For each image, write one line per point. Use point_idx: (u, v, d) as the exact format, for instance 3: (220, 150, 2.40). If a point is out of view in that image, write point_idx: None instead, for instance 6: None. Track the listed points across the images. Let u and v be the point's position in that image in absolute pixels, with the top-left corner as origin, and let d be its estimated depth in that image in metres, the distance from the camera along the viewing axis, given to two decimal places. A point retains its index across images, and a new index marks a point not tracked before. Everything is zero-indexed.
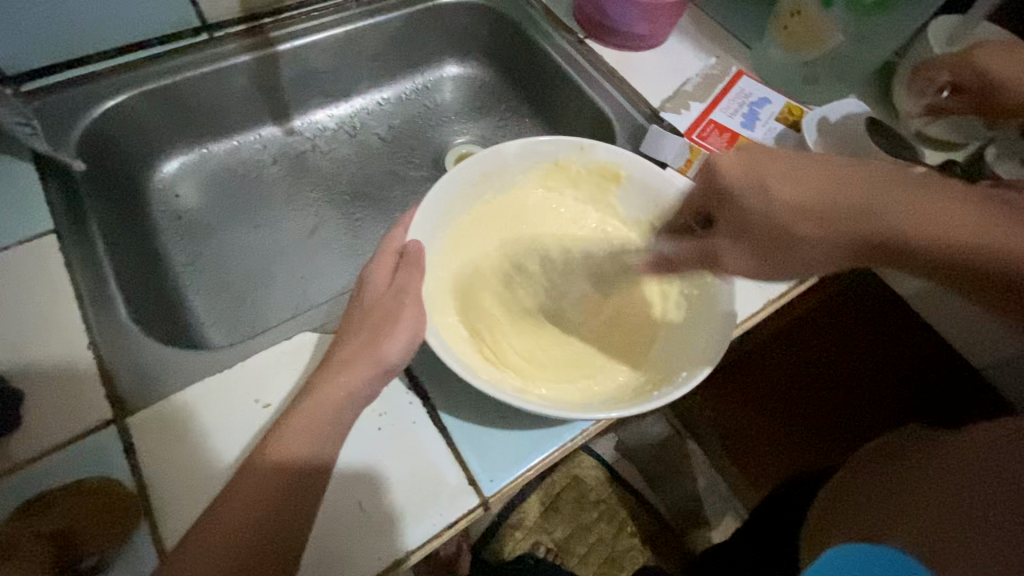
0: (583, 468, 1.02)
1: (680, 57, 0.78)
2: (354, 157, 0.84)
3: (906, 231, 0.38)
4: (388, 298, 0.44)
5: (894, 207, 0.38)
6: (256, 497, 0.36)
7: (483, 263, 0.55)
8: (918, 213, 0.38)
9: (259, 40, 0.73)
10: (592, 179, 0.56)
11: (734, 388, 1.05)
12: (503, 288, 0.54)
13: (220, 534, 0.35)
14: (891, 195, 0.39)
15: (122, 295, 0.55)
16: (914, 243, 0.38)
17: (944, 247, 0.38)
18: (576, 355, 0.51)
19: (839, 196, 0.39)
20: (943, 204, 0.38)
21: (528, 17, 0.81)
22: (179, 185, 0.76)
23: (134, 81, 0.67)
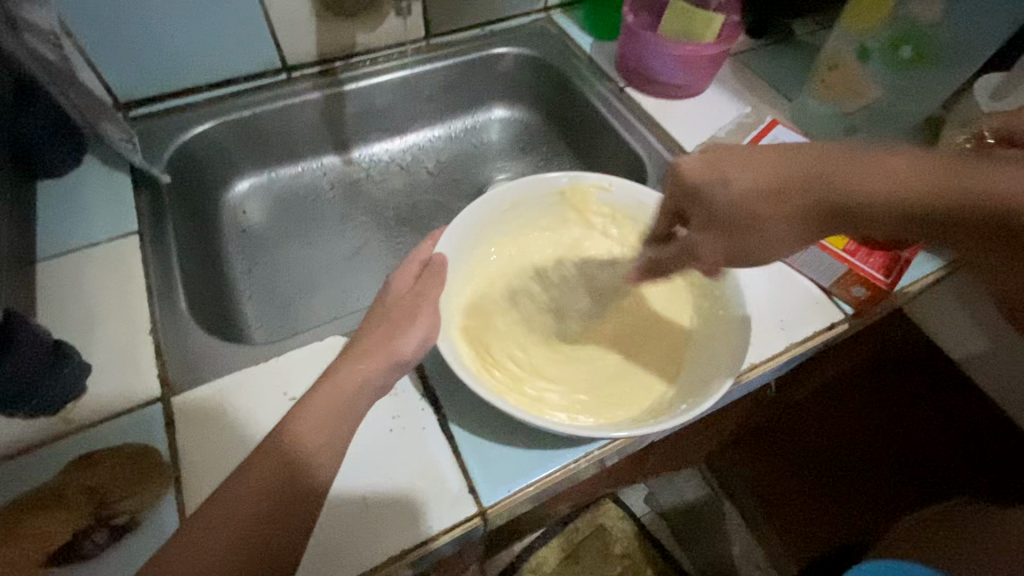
0: (609, 518, 0.96)
1: (716, 106, 0.81)
2: (404, 187, 0.91)
3: (859, 190, 0.41)
4: (407, 301, 0.47)
5: (835, 179, 0.41)
6: (267, 473, 0.39)
7: (507, 285, 0.57)
8: (883, 177, 0.40)
9: (330, 80, 0.83)
10: (614, 217, 0.60)
11: (774, 447, 0.97)
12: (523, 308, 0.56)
13: (227, 520, 0.38)
14: (845, 166, 0.41)
15: (185, 291, 0.61)
16: (887, 205, 0.40)
17: (916, 196, 0.39)
18: (589, 378, 0.52)
19: (801, 178, 0.42)
20: (887, 167, 0.40)
21: (573, 68, 0.87)
22: (247, 202, 0.85)
23: (221, 111, 0.78)
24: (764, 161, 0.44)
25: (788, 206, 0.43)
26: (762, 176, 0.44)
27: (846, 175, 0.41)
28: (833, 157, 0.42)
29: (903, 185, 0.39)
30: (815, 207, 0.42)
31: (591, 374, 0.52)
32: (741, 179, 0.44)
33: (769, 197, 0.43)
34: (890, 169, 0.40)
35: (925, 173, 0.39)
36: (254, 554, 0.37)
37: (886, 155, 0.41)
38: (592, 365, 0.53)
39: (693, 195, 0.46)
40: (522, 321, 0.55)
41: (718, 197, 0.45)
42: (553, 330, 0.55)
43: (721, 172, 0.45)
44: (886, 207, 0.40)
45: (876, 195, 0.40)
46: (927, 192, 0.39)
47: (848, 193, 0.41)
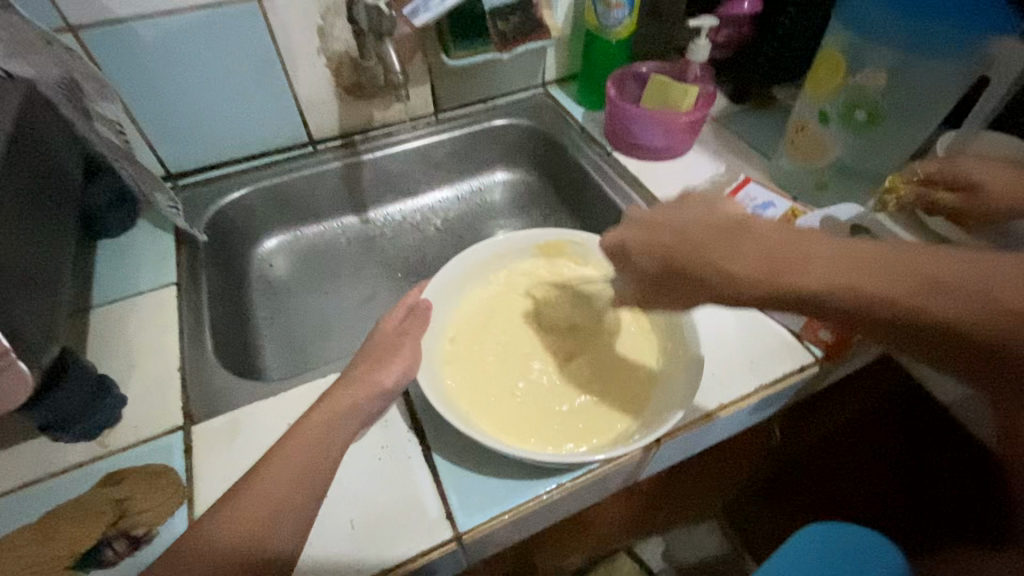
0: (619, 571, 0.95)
1: (696, 166, 0.88)
2: (414, 243, 1.00)
3: (736, 273, 0.43)
4: (394, 339, 0.54)
5: (711, 261, 0.44)
6: (254, 493, 0.43)
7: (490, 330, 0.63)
8: (740, 261, 0.43)
9: (349, 150, 0.95)
10: (588, 267, 0.66)
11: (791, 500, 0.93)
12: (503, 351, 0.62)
13: (212, 549, 0.41)
14: (713, 248, 0.45)
15: (211, 334, 0.70)
16: (755, 291, 0.42)
17: (777, 282, 0.41)
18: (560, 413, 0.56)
19: (681, 260, 0.46)
20: (751, 247, 0.43)
21: (565, 135, 0.97)
22: (274, 258, 0.95)
23: (254, 179, 0.89)
24: (658, 239, 0.49)
25: (674, 276, 0.47)
26: (769, 267, 0.41)
27: (923, 293, 0.37)
28: (709, 235, 0.46)
29: (767, 270, 0.42)
30: (700, 290, 0.46)
31: (560, 409, 0.56)
32: (644, 260, 0.50)
33: (767, 282, 0.41)
34: (753, 242, 0.43)
35: (799, 245, 0.42)
36: (236, 569, 0.40)
37: (748, 230, 0.44)
38: (565, 403, 0.57)
39: (625, 251, 0.53)
40: (502, 361, 0.61)
41: (641, 262, 0.50)
42: (531, 371, 0.60)
43: (625, 247, 0.52)
44: (750, 289, 0.42)
45: (742, 276, 0.43)
46: (831, 272, 0.40)
47: (726, 279, 0.44)
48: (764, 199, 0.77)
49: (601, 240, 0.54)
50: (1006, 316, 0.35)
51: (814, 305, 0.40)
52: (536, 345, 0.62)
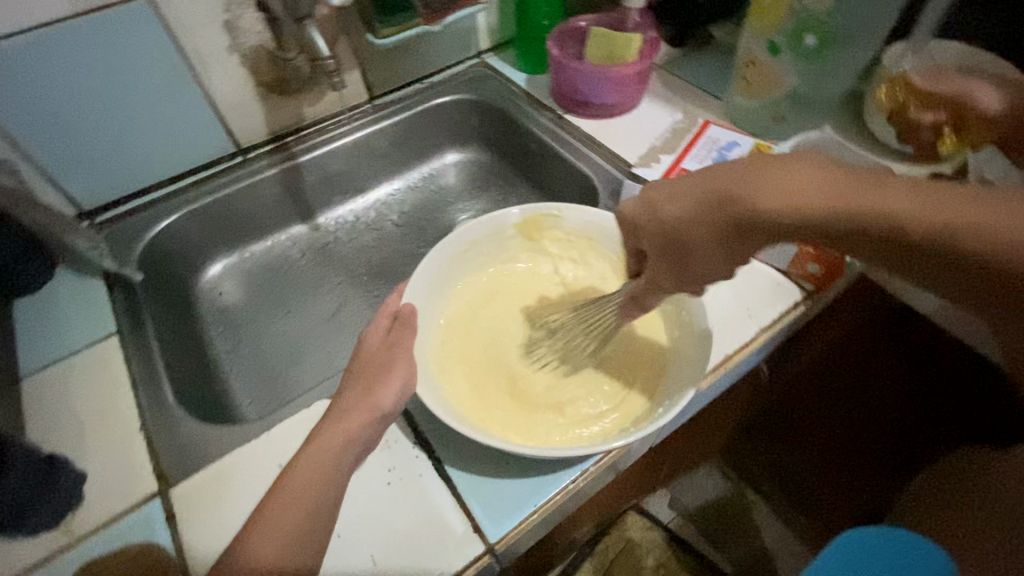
0: (636, 530, 0.98)
1: (651, 116, 0.85)
2: (373, 243, 0.94)
3: (774, 211, 0.40)
4: (381, 353, 0.48)
5: (759, 188, 0.40)
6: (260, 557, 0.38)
7: (480, 325, 0.59)
8: (798, 184, 0.40)
9: (284, 154, 0.87)
10: (569, 239, 0.62)
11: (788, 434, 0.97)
12: (499, 344, 0.58)
13: None
14: (759, 174, 0.41)
15: (171, 384, 0.62)
16: (812, 219, 0.39)
17: (839, 212, 0.39)
18: (573, 400, 0.54)
19: (728, 197, 0.41)
20: (804, 174, 0.40)
21: (513, 104, 0.92)
22: (223, 284, 0.86)
23: (185, 203, 0.80)
24: (691, 185, 0.44)
25: (709, 221, 0.42)
26: (845, 192, 0.39)
27: (976, 210, 0.36)
28: (745, 170, 0.42)
29: (827, 204, 0.39)
30: (747, 234, 0.42)
31: (572, 396, 0.54)
32: (681, 206, 0.44)
33: (838, 204, 0.39)
34: (804, 175, 0.40)
35: (847, 180, 0.39)
36: None
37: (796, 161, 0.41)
38: (576, 388, 0.54)
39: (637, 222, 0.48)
40: (500, 356, 0.57)
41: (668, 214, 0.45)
42: (533, 362, 0.57)
43: (654, 198, 0.46)
44: (804, 220, 0.40)
45: (803, 204, 0.39)
46: (896, 202, 0.37)
47: (785, 207, 0.40)
48: (727, 139, 0.75)
49: (621, 206, 0.49)
50: None
51: (845, 242, 0.40)
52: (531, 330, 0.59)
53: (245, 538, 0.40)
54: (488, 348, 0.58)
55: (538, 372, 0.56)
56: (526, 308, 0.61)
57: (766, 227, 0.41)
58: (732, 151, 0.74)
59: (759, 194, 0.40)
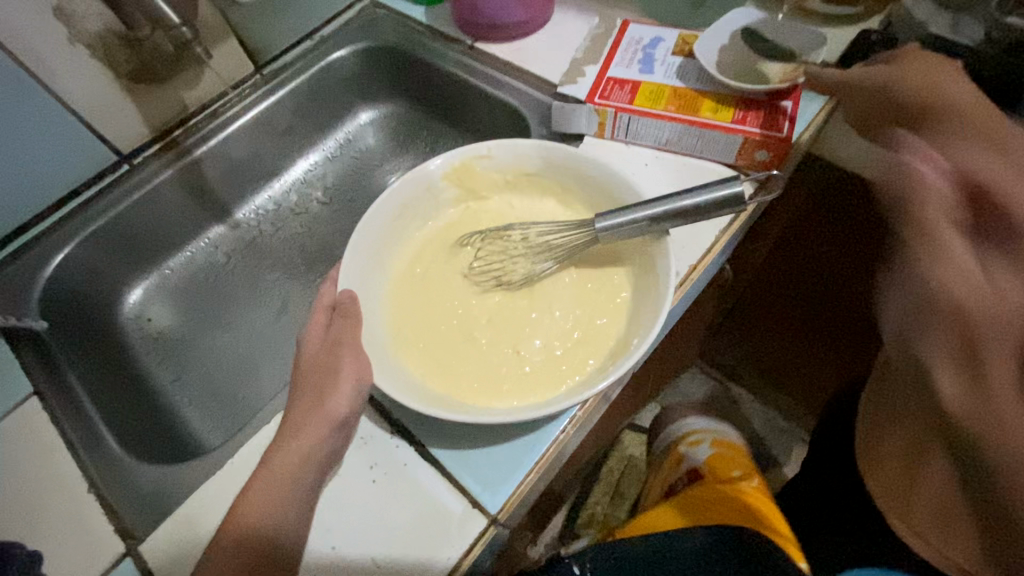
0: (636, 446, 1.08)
1: (567, 27, 0.78)
2: (303, 228, 0.86)
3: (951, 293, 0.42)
4: (325, 355, 0.43)
5: (949, 257, 0.43)
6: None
7: (429, 295, 0.52)
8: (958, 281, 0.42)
9: (174, 152, 0.77)
10: (505, 175, 0.56)
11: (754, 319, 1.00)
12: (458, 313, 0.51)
13: None
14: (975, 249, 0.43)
15: (115, 433, 0.57)
16: (949, 302, 0.43)
17: (967, 308, 0.41)
18: (550, 352, 0.48)
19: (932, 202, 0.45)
20: (964, 273, 0.42)
21: (416, 43, 0.83)
22: (149, 309, 0.78)
23: (75, 231, 0.70)
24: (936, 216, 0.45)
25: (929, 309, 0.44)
26: (966, 299, 0.41)
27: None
28: (947, 215, 0.44)
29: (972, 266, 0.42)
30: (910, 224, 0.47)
31: (549, 349, 0.48)
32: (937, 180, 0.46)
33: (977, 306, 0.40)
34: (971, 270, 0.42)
35: (996, 295, 0.40)
36: None
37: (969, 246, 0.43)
38: (550, 339, 0.49)
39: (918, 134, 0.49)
40: (461, 324, 0.50)
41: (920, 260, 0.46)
42: (499, 323, 0.50)
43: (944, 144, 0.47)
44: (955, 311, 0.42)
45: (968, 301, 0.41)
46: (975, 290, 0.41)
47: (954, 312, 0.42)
48: (650, 36, 0.69)
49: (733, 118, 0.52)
50: None
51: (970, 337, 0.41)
52: (488, 286, 0.52)
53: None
54: (444, 319, 0.51)
55: (507, 333, 0.50)
56: (476, 267, 0.53)
57: (978, 370, 0.41)
58: (657, 48, 0.68)
59: (957, 299, 0.41)
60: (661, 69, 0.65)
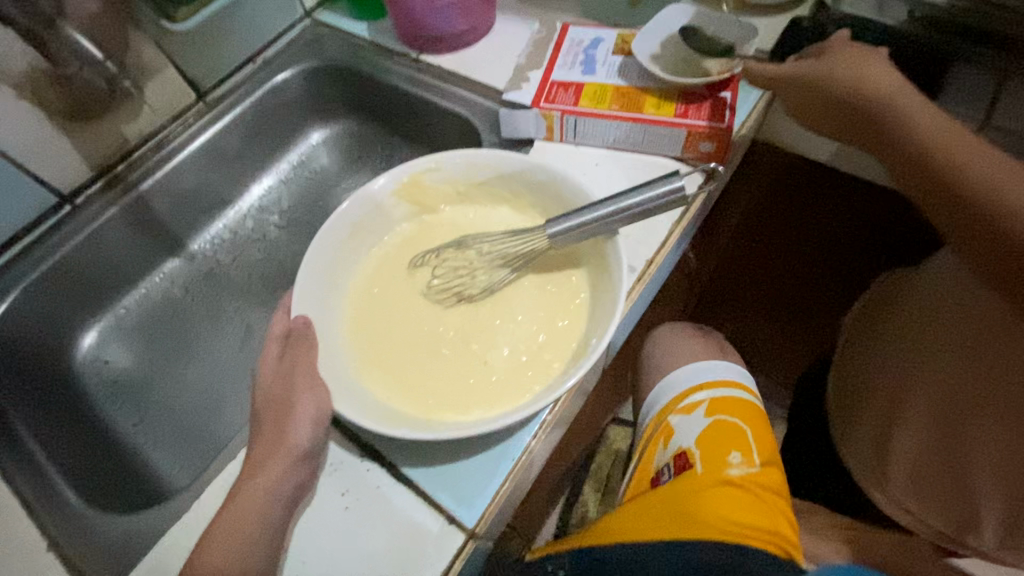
0: (621, 441, 1.06)
1: (509, 33, 0.78)
2: (262, 254, 0.84)
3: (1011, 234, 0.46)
4: (279, 387, 0.41)
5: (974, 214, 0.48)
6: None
7: (390, 314, 0.51)
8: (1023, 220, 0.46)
9: (120, 188, 0.75)
10: (454, 188, 0.55)
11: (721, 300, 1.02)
12: (420, 330, 0.50)
13: None
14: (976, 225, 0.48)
15: (74, 485, 0.55)
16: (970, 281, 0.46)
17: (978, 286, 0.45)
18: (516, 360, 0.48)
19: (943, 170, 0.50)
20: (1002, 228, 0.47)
21: (360, 59, 0.82)
22: (104, 352, 0.75)
23: (18, 278, 0.68)
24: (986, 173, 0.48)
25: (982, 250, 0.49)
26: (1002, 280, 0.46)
27: None
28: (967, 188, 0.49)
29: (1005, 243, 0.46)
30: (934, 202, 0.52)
31: (515, 356, 0.48)
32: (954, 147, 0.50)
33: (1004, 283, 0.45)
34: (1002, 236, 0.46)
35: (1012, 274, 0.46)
36: None
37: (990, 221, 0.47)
38: (515, 347, 0.48)
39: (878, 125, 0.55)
40: (424, 340, 0.49)
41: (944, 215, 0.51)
42: (462, 337, 0.49)
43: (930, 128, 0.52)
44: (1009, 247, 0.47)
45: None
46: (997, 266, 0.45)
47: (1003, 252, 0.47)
48: (590, 38, 0.70)
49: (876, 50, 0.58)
50: None
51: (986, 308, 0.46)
52: (448, 300, 0.51)
53: None
54: (406, 336, 0.50)
55: (472, 346, 0.49)
56: (436, 282, 0.53)
57: None
58: (598, 49, 0.69)
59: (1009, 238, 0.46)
60: (603, 70, 0.66)
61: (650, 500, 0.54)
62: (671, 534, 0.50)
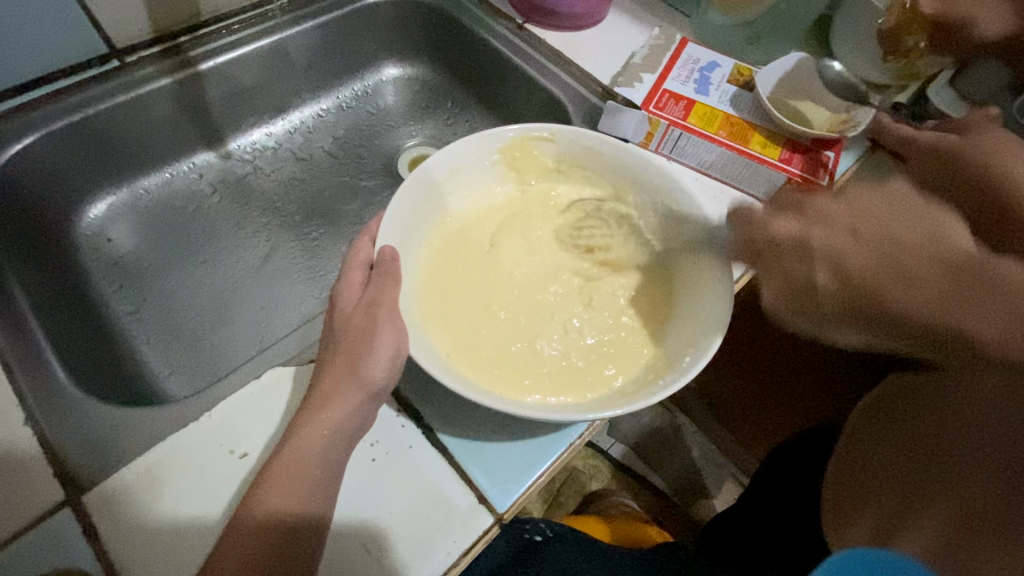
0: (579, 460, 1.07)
1: (623, 30, 0.74)
2: (300, 176, 0.79)
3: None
4: (363, 313, 0.42)
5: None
6: (246, 550, 0.35)
7: (476, 271, 0.52)
8: None
9: (176, 61, 0.67)
10: (558, 164, 0.54)
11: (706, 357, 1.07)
12: (504, 296, 0.51)
13: None
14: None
15: (62, 361, 0.49)
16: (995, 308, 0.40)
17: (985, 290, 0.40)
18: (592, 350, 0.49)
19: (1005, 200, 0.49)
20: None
21: (461, 7, 0.76)
22: (110, 227, 0.69)
23: (40, 122, 0.60)
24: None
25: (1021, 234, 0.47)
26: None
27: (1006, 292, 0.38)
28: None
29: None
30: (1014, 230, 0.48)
31: (594, 343, 0.50)
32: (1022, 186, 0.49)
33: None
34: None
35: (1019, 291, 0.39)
36: None
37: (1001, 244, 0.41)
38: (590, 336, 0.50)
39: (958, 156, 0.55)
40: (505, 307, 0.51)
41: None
42: (544, 314, 0.50)
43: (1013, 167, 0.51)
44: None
45: None
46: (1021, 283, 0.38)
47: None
48: (707, 59, 0.69)
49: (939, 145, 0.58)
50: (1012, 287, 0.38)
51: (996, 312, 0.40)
52: (538, 275, 0.52)
53: (223, 543, 0.36)
54: (489, 300, 0.50)
55: (553, 325, 0.50)
56: (522, 261, 0.53)
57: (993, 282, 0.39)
58: (713, 73, 0.68)
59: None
60: (716, 93, 0.65)
61: (605, 520, 0.90)
62: (617, 536, 0.86)
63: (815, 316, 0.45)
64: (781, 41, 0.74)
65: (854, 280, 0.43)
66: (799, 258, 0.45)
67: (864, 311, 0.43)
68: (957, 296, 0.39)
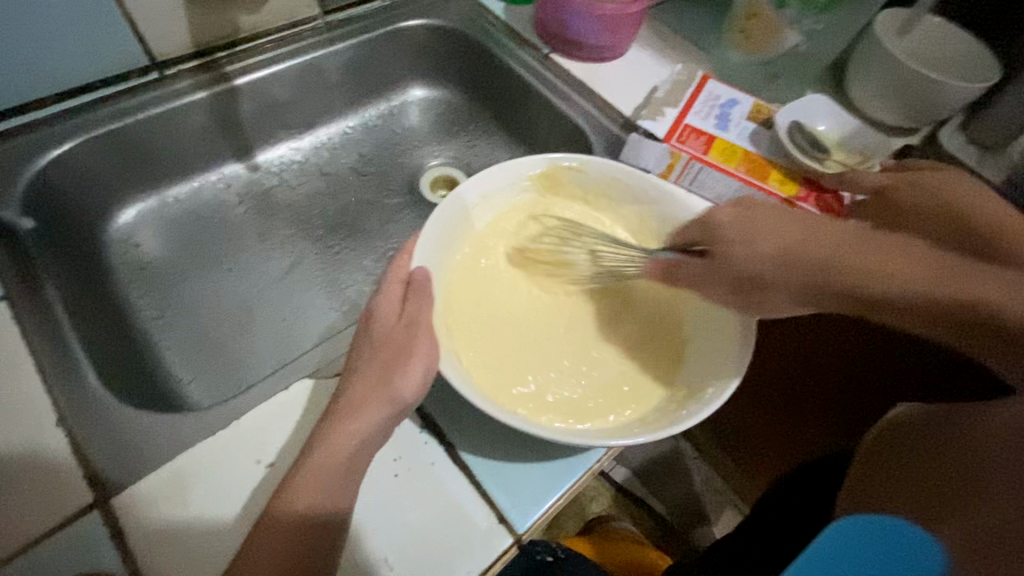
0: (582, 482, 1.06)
1: (646, 65, 0.77)
2: (325, 190, 0.81)
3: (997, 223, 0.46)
4: (399, 331, 0.43)
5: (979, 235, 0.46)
6: (272, 558, 0.36)
7: (510, 297, 0.54)
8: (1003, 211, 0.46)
9: (213, 75, 0.70)
10: (584, 194, 0.57)
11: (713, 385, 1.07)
12: (532, 320, 0.54)
13: None
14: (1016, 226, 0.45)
15: (92, 363, 0.50)
16: (936, 290, 0.41)
17: (941, 275, 0.41)
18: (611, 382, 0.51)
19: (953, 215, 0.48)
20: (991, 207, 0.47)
21: (489, 35, 0.79)
22: (138, 232, 0.71)
23: (80, 128, 0.62)
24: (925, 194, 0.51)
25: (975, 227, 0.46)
26: (937, 268, 0.41)
27: (964, 281, 0.41)
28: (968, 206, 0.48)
29: (918, 281, 0.41)
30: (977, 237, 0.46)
31: (615, 370, 0.52)
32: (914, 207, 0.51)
33: (935, 280, 0.41)
34: (910, 252, 0.43)
35: (932, 260, 0.42)
36: None
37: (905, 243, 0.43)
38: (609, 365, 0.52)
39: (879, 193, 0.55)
40: (528, 333, 0.53)
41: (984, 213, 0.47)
42: (573, 344, 0.53)
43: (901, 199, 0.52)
44: (928, 293, 0.41)
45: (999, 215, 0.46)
46: (896, 268, 0.42)
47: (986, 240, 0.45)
48: (727, 96, 0.71)
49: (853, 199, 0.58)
50: (943, 271, 0.41)
51: (895, 303, 0.42)
52: (560, 299, 0.55)
53: (250, 552, 0.36)
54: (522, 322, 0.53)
55: (579, 357, 0.53)
56: (546, 288, 0.56)
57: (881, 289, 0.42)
58: (733, 109, 0.70)
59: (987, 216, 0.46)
60: (735, 130, 0.68)
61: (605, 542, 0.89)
62: (616, 561, 0.86)
63: (752, 299, 0.46)
64: (800, 81, 0.76)
65: (795, 256, 0.44)
66: (745, 247, 0.45)
67: (832, 285, 0.43)
68: (865, 258, 0.43)
